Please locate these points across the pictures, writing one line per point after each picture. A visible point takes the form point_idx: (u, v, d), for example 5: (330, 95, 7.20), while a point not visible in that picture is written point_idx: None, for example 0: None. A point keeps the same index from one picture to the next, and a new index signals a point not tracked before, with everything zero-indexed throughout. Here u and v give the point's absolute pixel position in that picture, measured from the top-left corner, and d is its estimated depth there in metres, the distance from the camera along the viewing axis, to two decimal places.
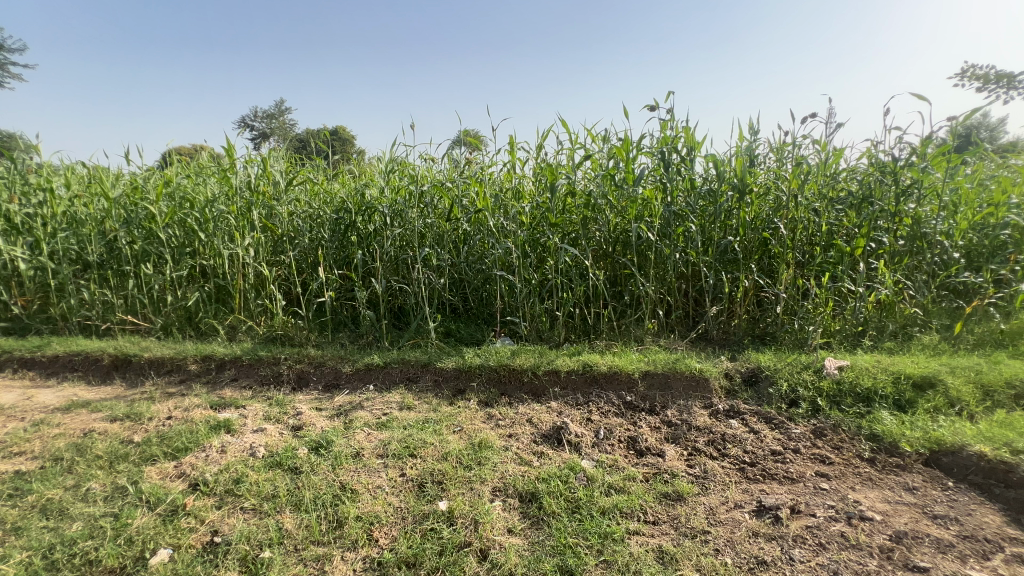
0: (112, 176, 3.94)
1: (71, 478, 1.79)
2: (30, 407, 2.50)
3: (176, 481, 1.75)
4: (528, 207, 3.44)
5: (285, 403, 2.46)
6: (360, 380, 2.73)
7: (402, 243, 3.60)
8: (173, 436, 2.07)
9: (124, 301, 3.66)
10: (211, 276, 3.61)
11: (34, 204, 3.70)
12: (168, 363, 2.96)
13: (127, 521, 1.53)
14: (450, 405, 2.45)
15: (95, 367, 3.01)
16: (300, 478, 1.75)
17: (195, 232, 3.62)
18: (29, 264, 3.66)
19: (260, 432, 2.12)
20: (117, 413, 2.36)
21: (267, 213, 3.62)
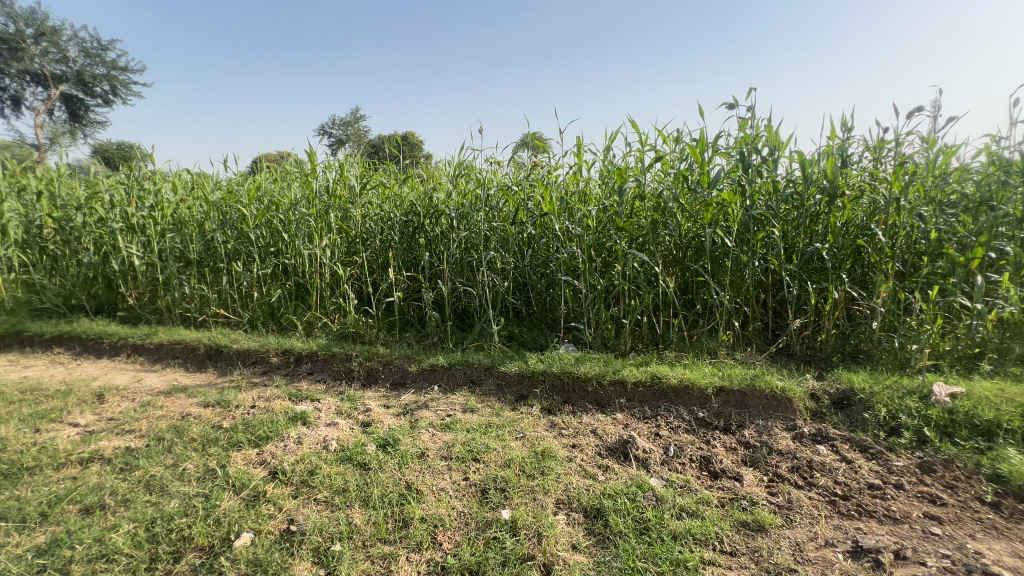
0: (212, 182, 4.35)
1: (170, 457, 1.96)
2: (139, 389, 2.79)
3: (258, 468, 1.87)
4: (594, 210, 3.38)
5: (356, 399, 2.56)
6: (426, 379, 2.79)
7: (468, 245, 3.66)
8: (256, 425, 2.21)
9: (218, 295, 4.00)
10: (292, 274, 3.87)
11: (148, 207, 4.17)
12: (253, 355, 3.19)
13: (215, 502, 1.65)
14: (513, 410, 2.43)
15: (192, 355, 3.31)
16: (368, 475, 1.81)
17: (279, 233, 3.90)
18: (142, 261, 4.11)
19: (332, 427, 2.22)
20: (210, 399, 2.57)
21: (343, 215, 3.82)
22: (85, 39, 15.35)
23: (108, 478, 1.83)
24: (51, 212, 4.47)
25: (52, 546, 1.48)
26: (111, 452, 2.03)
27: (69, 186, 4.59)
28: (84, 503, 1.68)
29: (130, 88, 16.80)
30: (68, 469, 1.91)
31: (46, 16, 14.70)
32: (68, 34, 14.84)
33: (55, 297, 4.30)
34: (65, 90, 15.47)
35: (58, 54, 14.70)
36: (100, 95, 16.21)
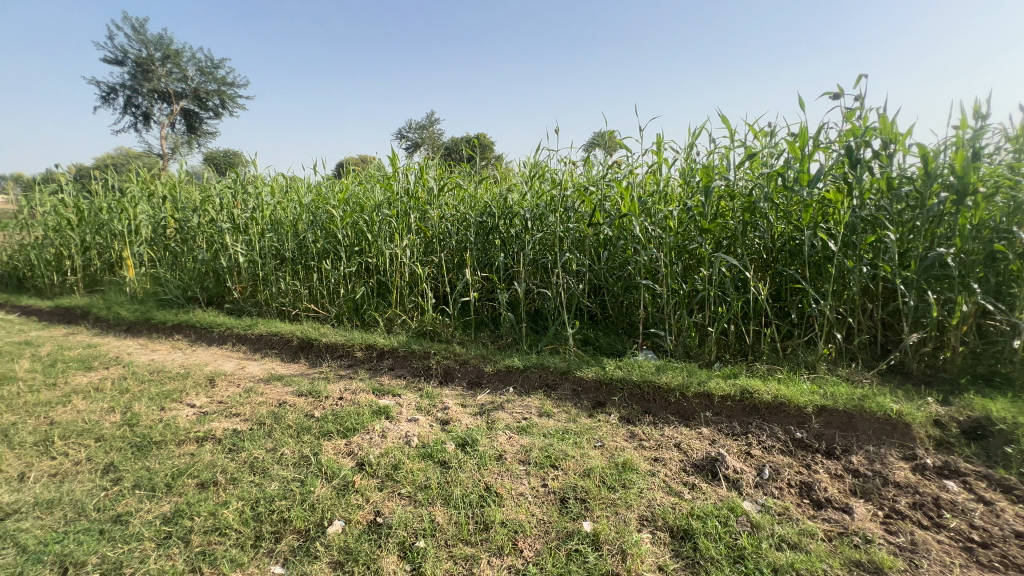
0: (305, 185, 4.69)
1: (270, 442, 2.12)
2: (243, 376, 3.06)
3: (347, 458, 1.97)
4: (676, 211, 3.21)
5: (434, 396, 2.63)
6: (501, 380, 2.80)
7: (542, 247, 3.64)
8: (344, 416, 2.34)
9: (308, 291, 4.29)
10: (375, 272, 4.06)
11: (251, 208, 4.58)
12: (340, 349, 3.39)
13: (310, 488, 1.75)
14: (590, 417, 2.37)
15: (287, 347, 3.58)
16: (449, 474, 1.84)
17: (363, 233, 4.11)
18: (246, 258, 4.52)
19: (413, 423, 2.29)
20: (302, 388, 2.76)
21: (421, 216, 3.95)
22: (200, 60, 17.24)
23: (219, 457, 2.01)
24: (173, 214, 5.05)
25: (175, 515, 1.64)
26: (221, 433, 2.23)
27: (187, 190, 5.15)
28: (200, 478, 1.86)
29: (236, 101, 18.63)
30: (187, 445, 2.12)
31: (171, 41, 16.71)
32: (187, 56, 16.75)
33: (174, 289, 4.85)
34: (184, 105, 17.48)
35: (179, 74, 16.64)
36: (212, 108, 18.13)
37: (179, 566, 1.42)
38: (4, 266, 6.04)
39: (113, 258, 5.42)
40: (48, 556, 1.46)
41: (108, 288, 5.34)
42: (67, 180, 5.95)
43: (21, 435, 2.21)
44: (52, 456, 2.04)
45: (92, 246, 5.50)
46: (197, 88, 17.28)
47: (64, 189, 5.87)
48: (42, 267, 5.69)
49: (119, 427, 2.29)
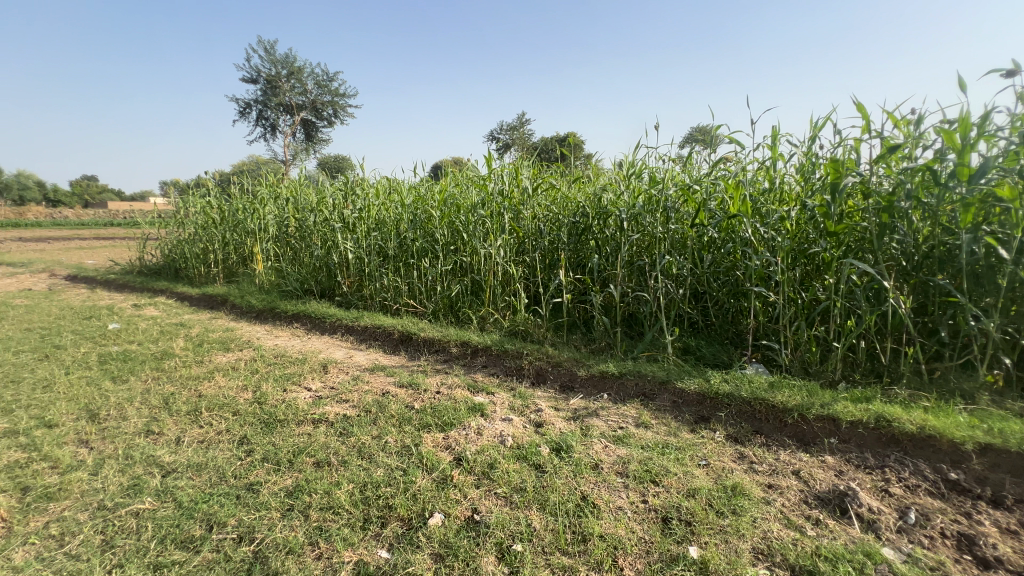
0: (406, 187, 4.95)
1: (375, 429, 2.26)
2: (350, 364, 3.31)
3: (445, 452, 2.03)
4: (794, 211, 2.89)
5: (527, 397, 2.63)
6: (595, 386, 2.74)
7: (639, 249, 3.49)
8: (442, 410, 2.42)
9: (408, 287, 4.53)
10: (469, 271, 4.18)
11: (359, 209, 4.94)
12: (437, 344, 3.54)
13: (412, 478, 1.83)
14: (692, 432, 2.22)
15: (389, 339, 3.81)
16: (544, 478, 1.81)
17: (459, 232, 4.25)
18: (354, 255, 4.89)
19: (507, 422, 2.31)
20: (403, 380, 2.91)
21: (515, 216, 3.98)
22: (318, 74, 19.07)
23: (331, 439, 2.18)
24: (294, 214, 5.62)
25: (296, 490, 1.79)
26: (333, 417, 2.42)
27: (306, 193, 5.70)
28: (316, 458, 2.02)
29: (346, 111, 20.36)
30: (305, 425, 2.33)
31: (295, 59, 18.69)
32: (307, 71, 18.61)
33: (294, 282, 5.38)
34: (304, 116, 19.45)
35: (300, 89, 18.56)
36: (326, 118, 19.98)
37: (299, 537, 1.54)
38: (165, 259, 7.13)
39: (246, 253, 6.16)
40: (197, 513, 1.67)
41: (241, 280, 6.08)
42: (213, 184, 6.88)
43: (177, 404, 2.57)
44: (200, 425, 2.35)
45: (230, 242, 6.30)
46: (315, 100, 19.13)
47: (210, 193, 6.79)
48: (192, 259, 6.63)
49: (251, 404, 2.58)
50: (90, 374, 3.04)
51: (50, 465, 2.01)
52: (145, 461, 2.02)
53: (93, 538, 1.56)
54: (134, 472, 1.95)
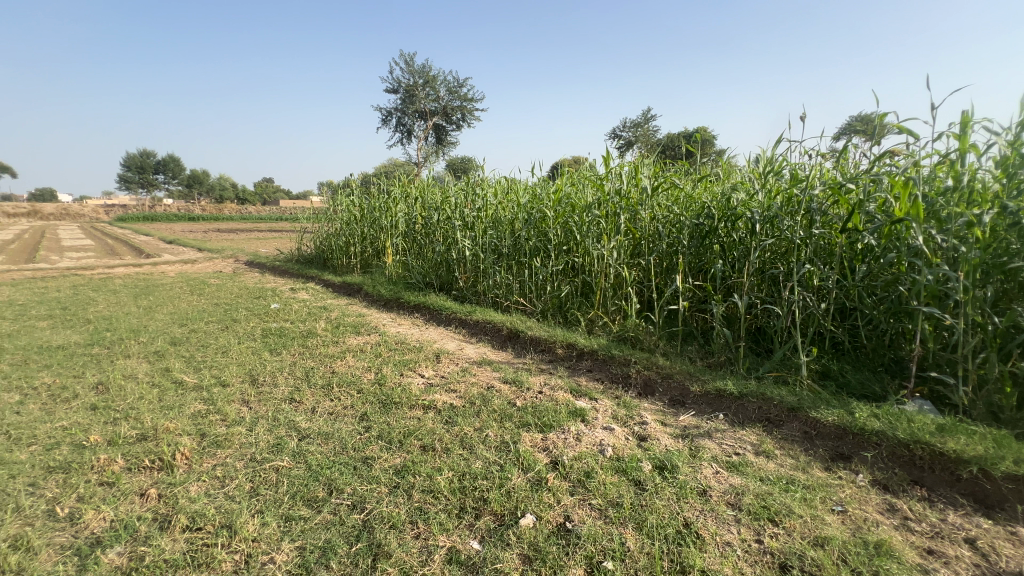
0: (523, 187, 5.05)
1: (478, 421, 2.34)
2: (461, 356, 3.47)
3: (542, 454, 2.02)
4: (988, 215, 2.31)
5: (632, 407, 2.51)
6: (710, 405, 2.52)
7: (773, 255, 3.10)
8: (543, 410, 2.42)
9: (519, 285, 4.62)
10: (580, 272, 4.12)
11: (478, 208, 5.17)
12: (543, 344, 3.55)
13: (508, 475, 1.85)
14: (826, 470, 1.92)
15: (498, 335, 3.93)
16: (644, 497, 1.71)
17: (572, 232, 4.20)
18: (471, 252, 5.14)
19: (608, 431, 2.23)
20: (508, 377, 2.97)
21: (631, 217, 3.80)
22: (450, 81, 20.40)
23: (437, 426, 2.30)
24: (421, 212, 6.08)
25: (403, 469, 1.93)
26: (441, 405, 2.56)
27: (432, 192, 6.13)
28: (423, 442, 2.15)
29: (473, 113, 21.47)
30: (416, 409, 2.50)
31: (431, 68, 20.23)
32: (440, 79, 20.03)
33: (418, 275, 5.84)
34: (436, 121, 20.99)
35: (434, 96, 20.03)
36: (456, 122, 21.35)
37: (402, 514, 1.65)
38: (317, 250, 8.24)
39: (380, 247, 6.84)
40: (321, 477, 1.89)
41: (374, 271, 6.76)
42: (357, 185, 7.76)
43: (315, 377, 2.95)
44: (331, 398, 2.66)
45: (367, 237, 7.05)
46: (446, 106, 20.52)
47: (354, 192, 7.67)
48: (337, 251, 7.56)
49: (373, 385, 2.85)
50: (255, 345, 3.62)
51: (220, 418, 2.43)
52: (287, 424, 2.34)
53: (244, 484, 1.85)
54: (278, 432, 2.27)
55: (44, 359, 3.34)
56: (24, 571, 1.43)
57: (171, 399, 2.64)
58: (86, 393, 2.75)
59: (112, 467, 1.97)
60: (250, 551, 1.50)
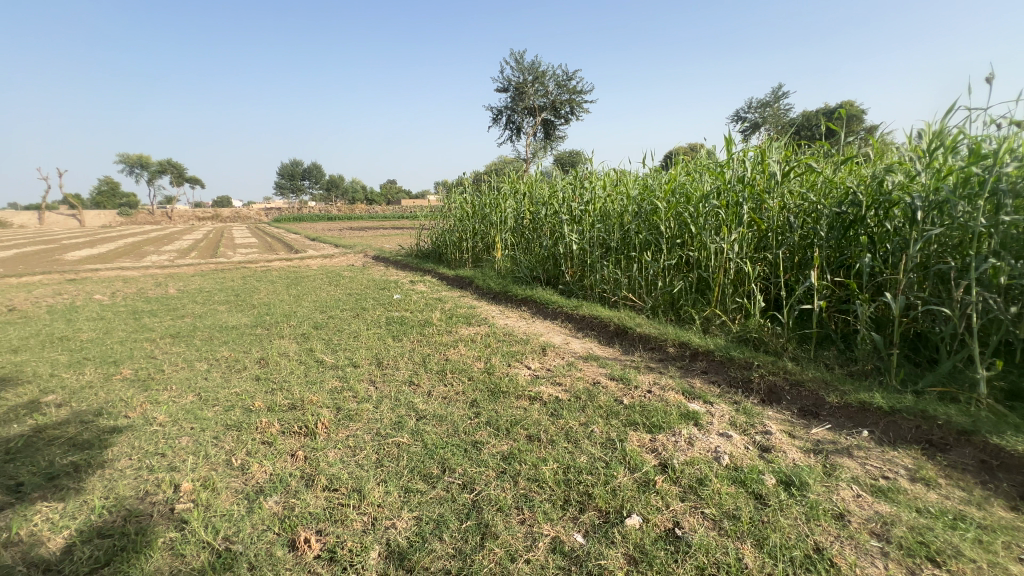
0: (633, 179, 4.88)
1: (583, 416, 2.32)
2: (567, 350, 3.48)
3: (650, 455, 1.95)
4: None
5: (753, 415, 2.30)
6: (852, 420, 2.21)
7: (941, 248, 2.60)
8: (652, 410, 2.33)
9: (628, 280, 4.49)
10: (695, 267, 3.86)
11: (585, 202, 5.11)
12: (653, 342, 3.42)
13: (614, 473, 1.82)
14: (1011, 510, 1.57)
15: (605, 330, 3.87)
16: (766, 512, 1.56)
17: (686, 225, 3.95)
18: (578, 246, 5.11)
19: (724, 438, 2.07)
20: (615, 373, 2.91)
21: (757, 207, 3.45)
22: (559, 75, 20.38)
23: (543, 417, 2.34)
24: (529, 207, 6.18)
25: (509, 456, 2.00)
26: (547, 397, 2.60)
27: (540, 188, 6.20)
28: (529, 431, 2.21)
29: (582, 106, 21.19)
30: (522, 400, 2.57)
31: (540, 64, 20.35)
32: (549, 74, 20.07)
33: (525, 269, 5.96)
34: (544, 116, 21.12)
35: (543, 92, 20.15)
36: (565, 117, 21.34)
37: (508, 498, 1.71)
38: (433, 245, 8.83)
39: (490, 242, 7.12)
40: (436, 456, 2.03)
41: (485, 265, 7.05)
42: (469, 184, 8.14)
43: (431, 363, 3.18)
44: (444, 384, 2.85)
45: (478, 232, 7.38)
46: (555, 101, 20.50)
47: (467, 191, 8.06)
48: (451, 246, 8.03)
49: (482, 373, 2.99)
50: (380, 331, 4.01)
51: (352, 394, 2.74)
52: (407, 405, 2.57)
53: (371, 455, 2.07)
54: (399, 412, 2.49)
55: (223, 336, 4.06)
56: (211, 506, 1.76)
57: (315, 375, 3.05)
58: (253, 366, 3.29)
59: (271, 429, 2.34)
60: (376, 515, 1.67)
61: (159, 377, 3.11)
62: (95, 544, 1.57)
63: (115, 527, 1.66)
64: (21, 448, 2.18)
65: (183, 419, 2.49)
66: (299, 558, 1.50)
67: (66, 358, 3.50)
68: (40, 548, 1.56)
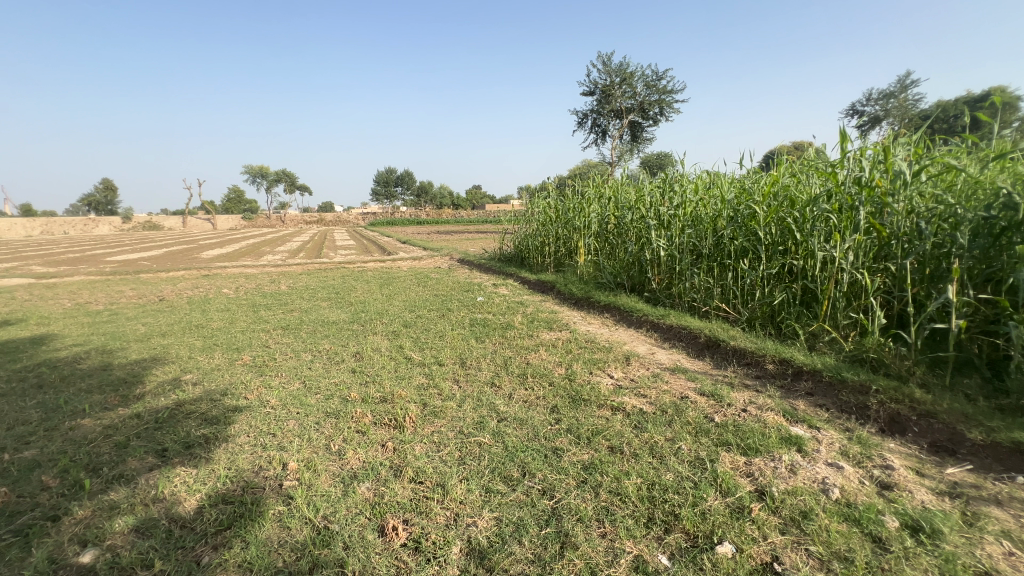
0: (729, 181, 4.57)
1: (669, 431, 2.21)
2: (652, 361, 3.34)
3: (745, 479, 1.80)
4: None
5: (870, 445, 2.04)
6: (1001, 463, 1.87)
7: None
8: (747, 431, 2.16)
9: (721, 289, 4.21)
10: (800, 277, 3.52)
11: (675, 206, 4.89)
12: (749, 357, 3.17)
13: (703, 495, 1.71)
14: None
15: (694, 342, 3.66)
16: (886, 560, 1.37)
17: (790, 230, 3.62)
18: (666, 253, 4.90)
19: (834, 469, 1.85)
20: (705, 388, 2.74)
21: (878, 211, 3.07)
22: (648, 75, 19.75)
23: (626, 429, 2.27)
24: (614, 212, 6.04)
25: (590, 466, 1.96)
26: (630, 408, 2.51)
27: (626, 192, 6.03)
28: (610, 442, 2.15)
29: (672, 105, 20.30)
30: (605, 409, 2.50)
31: (628, 65, 19.86)
32: (638, 74, 19.47)
33: (608, 275, 5.83)
34: (631, 118, 20.54)
35: (630, 92, 19.56)
36: (653, 117, 20.60)
37: (589, 509, 1.68)
38: (516, 249, 8.96)
39: (572, 247, 7.07)
40: (516, 459, 2.05)
41: (567, 270, 7.02)
42: (553, 188, 8.16)
43: (512, 366, 3.22)
44: (525, 387, 2.87)
45: (561, 237, 7.35)
46: (643, 101, 19.86)
47: (550, 195, 8.08)
48: (533, 250, 8.09)
49: (563, 379, 2.97)
50: (464, 332, 4.15)
51: (437, 392, 2.85)
52: (489, 406, 2.62)
53: (454, 452, 2.14)
54: (481, 412, 2.55)
55: (325, 330, 4.45)
56: (313, 485, 1.93)
57: (403, 371, 3.23)
58: (350, 359, 3.56)
59: (365, 419, 2.51)
60: (458, 511, 1.72)
61: (272, 364, 3.47)
62: (220, 508, 1.79)
63: (235, 495, 1.87)
64: (166, 419, 2.56)
65: (291, 403, 2.76)
66: (387, 544, 1.58)
67: (201, 343, 4.04)
68: (179, 507, 1.81)
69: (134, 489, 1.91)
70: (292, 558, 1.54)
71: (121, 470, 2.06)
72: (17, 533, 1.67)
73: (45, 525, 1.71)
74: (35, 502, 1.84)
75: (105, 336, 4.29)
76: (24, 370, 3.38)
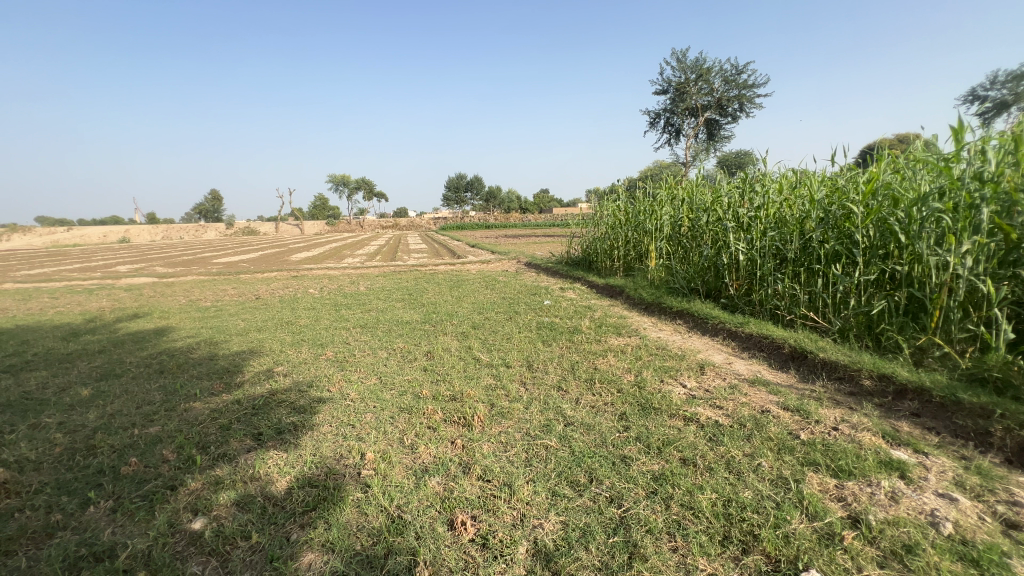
0: (819, 179, 4.22)
1: (748, 447, 2.08)
2: (728, 371, 3.16)
3: (835, 504, 1.65)
4: None
5: (993, 477, 1.79)
6: None
7: None
8: (840, 452, 1.97)
9: (809, 296, 3.89)
10: (905, 284, 3.16)
11: (755, 207, 4.59)
12: (842, 371, 2.90)
13: (788, 517, 1.58)
14: None
15: (777, 353, 3.42)
16: None
17: (892, 232, 3.27)
18: (745, 257, 4.62)
19: (945, 500, 1.64)
20: (790, 402, 2.54)
21: (1006, 209, 2.67)
22: (726, 70, 18.75)
23: (700, 441, 2.16)
24: (688, 214, 5.80)
25: (661, 477, 1.89)
26: (704, 419, 2.40)
27: (701, 193, 5.77)
28: (682, 454, 2.06)
29: (753, 100, 19.08)
30: (676, 419, 2.41)
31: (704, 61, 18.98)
32: (715, 70, 18.53)
33: (681, 280, 5.59)
34: (707, 116, 19.56)
35: (707, 88, 18.67)
36: (731, 113, 19.52)
37: (659, 522, 1.62)
38: (583, 253, 8.88)
39: (642, 250, 6.87)
40: (583, 464, 2.03)
41: (637, 274, 6.83)
42: (623, 190, 7.98)
43: (579, 371, 3.19)
44: (593, 393, 2.83)
45: (631, 240, 7.18)
46: (721, 98, 18.89)
47: (620, 198, 7.91)
48: (602, 254, 7.96)
49: (632, 386, 2.89)
50: (530, 335, 4.18)
51: (505, 393, 2.90)
52: (555, 410, 2.61)
53: (521, 454, 2.16)
54: (547, 415, 2.56)
55: (399, 329, 4.68)
56: (387, 476, 2.04)
57: (472, 371, 3.31)
58: (422, 358, 3.71)
59: (435, 416, 2.61)
60: (524, 512, 1.74)
61: (351, 361, 3.71)
62: (306, 491, 1.95)
63: (320, 479, 2.03)
64: (261, 406, 2.82)
65: (368, 398, 2.93)
66: (456, 538, 1.63)
67: (290, 338, 4.42)
68: (272, 486, 1.99)
69: (236, 467, 2.13)
70: (369, 542, 1.63)
71: (225, 450, 2.30)
72: (144, 498, 1.93)
73: (165, 493, 1.95)
74: (158, 472, 2.11)
75: (212, 330, 4.81)
76: (149, 357, 3.88)
